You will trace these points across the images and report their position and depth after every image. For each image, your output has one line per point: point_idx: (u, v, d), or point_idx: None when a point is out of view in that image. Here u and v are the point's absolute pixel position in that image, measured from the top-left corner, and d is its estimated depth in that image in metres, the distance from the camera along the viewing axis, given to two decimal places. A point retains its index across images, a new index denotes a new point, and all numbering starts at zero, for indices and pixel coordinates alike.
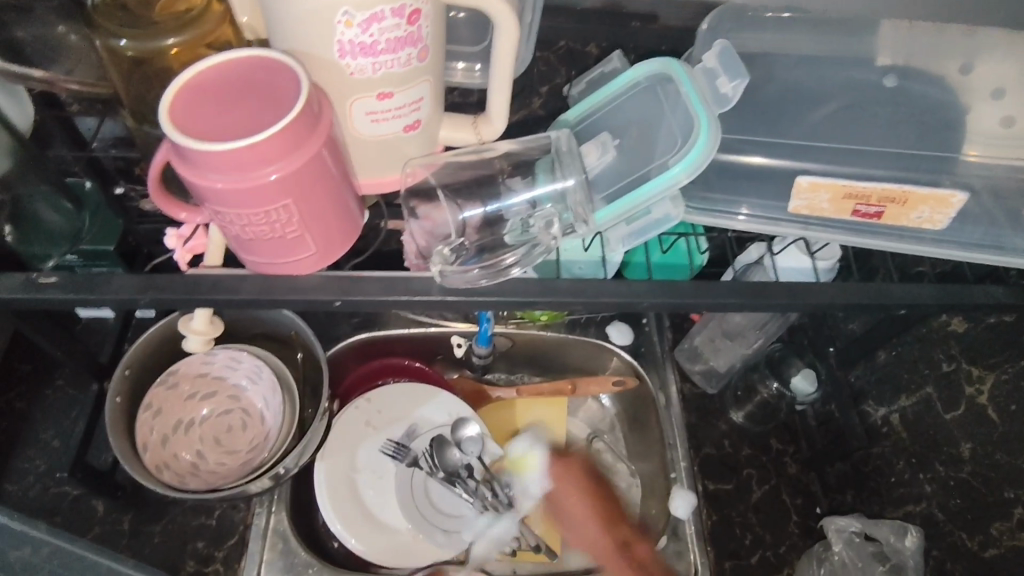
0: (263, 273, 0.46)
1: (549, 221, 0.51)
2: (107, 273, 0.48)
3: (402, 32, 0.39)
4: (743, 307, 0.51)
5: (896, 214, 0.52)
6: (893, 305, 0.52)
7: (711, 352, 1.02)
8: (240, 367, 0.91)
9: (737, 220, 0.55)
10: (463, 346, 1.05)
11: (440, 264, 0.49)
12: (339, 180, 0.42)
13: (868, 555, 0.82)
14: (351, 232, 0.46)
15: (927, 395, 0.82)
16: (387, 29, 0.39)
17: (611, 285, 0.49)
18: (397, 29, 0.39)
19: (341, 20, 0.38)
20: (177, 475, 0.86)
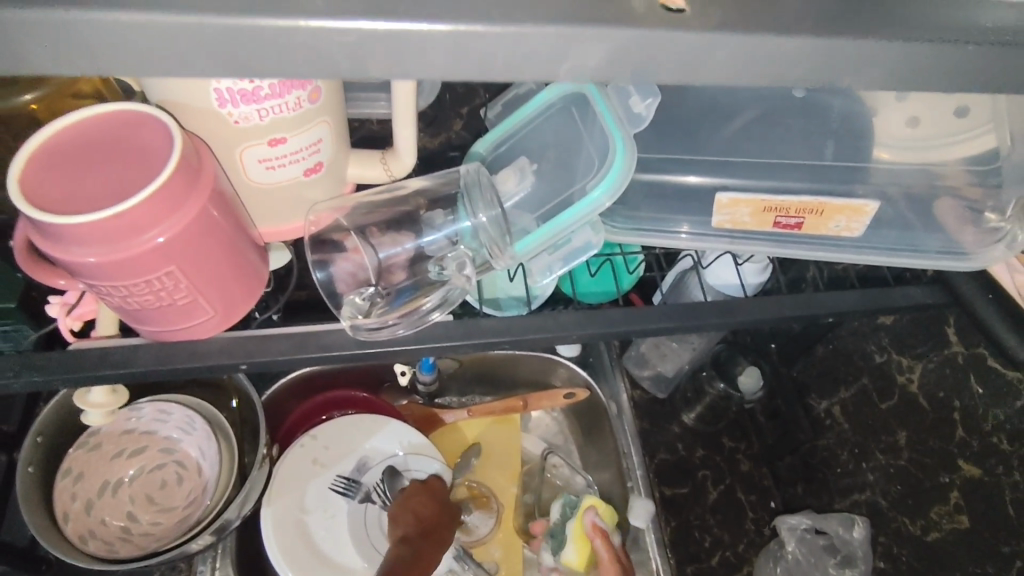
0: (160, 340, 0.42)
1: (461, 263, 0.49)
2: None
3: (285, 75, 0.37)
4: (672, 331, 0.50)
5: (815, 224, 0.52)
6: (820, 315, 0.53)
7: (658, 359, 1.03)
8: (171, 418, 0.86)
9: (679, 239, 0.54)
10: (406, 374, 1.03)
11: (351, 316, 0.46)
12: (231, 236, 0.39)
13: (820, 549, 0.83)
14: (253, 286, 0.43)
15: (864, 386, 0.84)
16: None
17: (536, 321, 0.48)
18: None
19: None
20: (104, 542, 0.80)
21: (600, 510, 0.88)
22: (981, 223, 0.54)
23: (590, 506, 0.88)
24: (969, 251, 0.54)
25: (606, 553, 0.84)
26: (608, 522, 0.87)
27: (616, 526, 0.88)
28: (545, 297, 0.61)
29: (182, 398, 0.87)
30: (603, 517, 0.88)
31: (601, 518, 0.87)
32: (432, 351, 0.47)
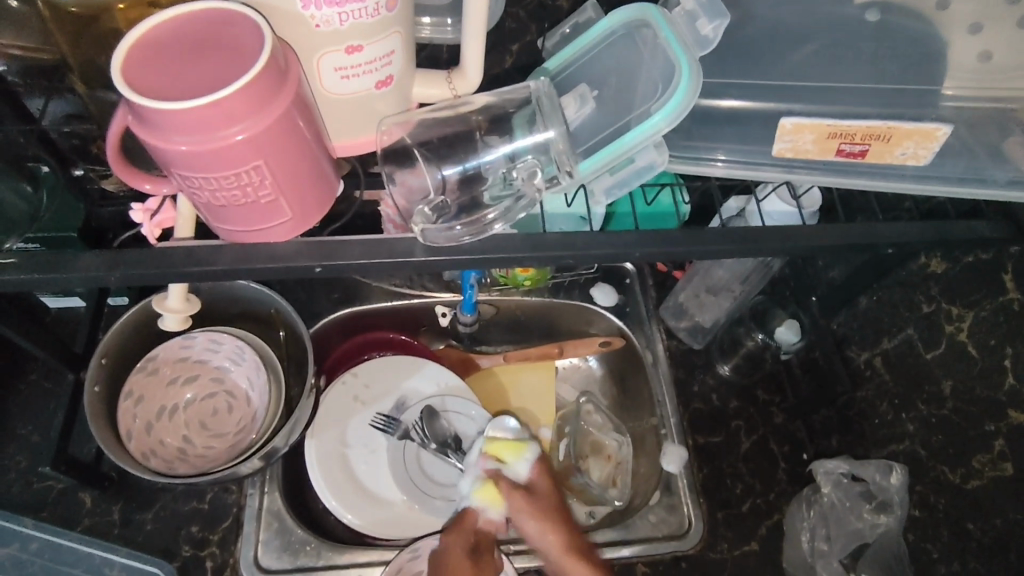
0: (237, 242, 0.44)
1: (533, 172, 0.49)
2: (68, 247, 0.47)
3: None
4: (731, 254, 0.50)
5: (880, 152, 0.51)
6: (880, 245, 0.53)
7: (697, 308, 1.04)
8: (222, 349, 0.89)
9: (715, 166, 0.55)
10: (448, 315, 1.06)
11: (422, 223, 0.47)
12: (312, 138, 0.40)
13: (857, 494, 0.85)
14: (328, 195, 0.44)
15: (908, 336, 0.83)
16: None
17: (597, 238, 0.48)
18: None
19: None
20: (165, 461, 0.85)
21: (487, 450, 0.76)
22: None
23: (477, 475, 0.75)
24: None
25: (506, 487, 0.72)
26: (495, 457, 0.75)
27: (511, 456, 0.75)
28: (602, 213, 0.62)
29: (232, 330, 0.90)
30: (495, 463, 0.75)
31: (489, 457, 0.76)
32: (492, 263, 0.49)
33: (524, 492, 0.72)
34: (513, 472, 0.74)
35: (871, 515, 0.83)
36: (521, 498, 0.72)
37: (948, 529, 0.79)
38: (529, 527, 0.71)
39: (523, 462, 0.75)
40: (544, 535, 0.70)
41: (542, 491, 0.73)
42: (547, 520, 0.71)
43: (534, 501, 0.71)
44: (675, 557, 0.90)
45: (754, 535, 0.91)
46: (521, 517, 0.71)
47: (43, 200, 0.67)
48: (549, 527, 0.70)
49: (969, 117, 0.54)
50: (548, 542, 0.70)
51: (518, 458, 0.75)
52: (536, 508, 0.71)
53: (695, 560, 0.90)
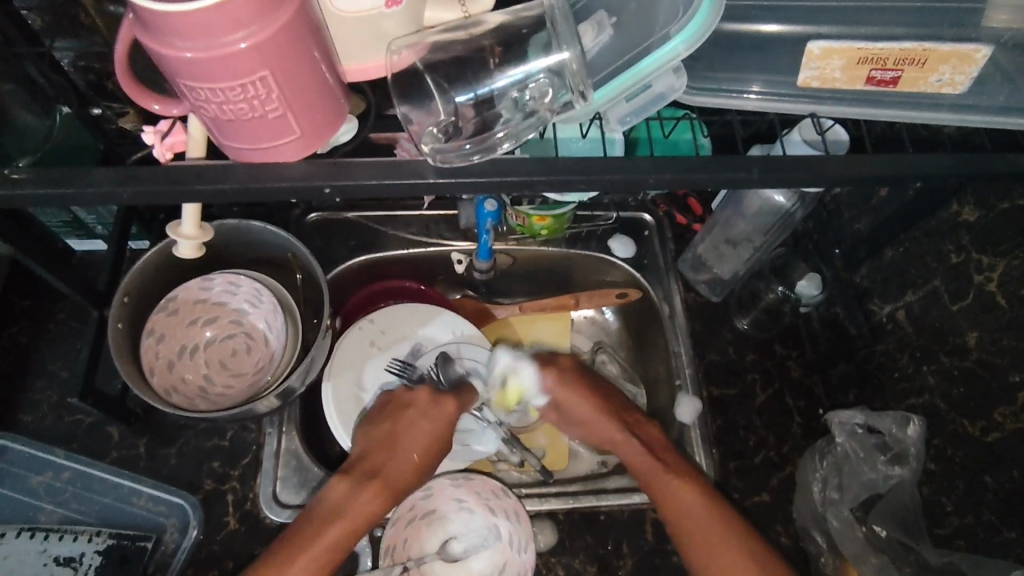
0: (244, 160, 0.44)
1: (543, 93, 0.48)
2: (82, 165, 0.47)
3: None
4: (751, 184, 0.49)
5: (914, 78, 0.49)
6: (909, 177, 0.51)
7: (715, 260, 1.03)
8: (240, 291, 0.91)
9: (749, 99, 0.53)
10: (463, 262, 1.06)
11: (432, 143, 0.47)
12: (319, 52, 0.39)
13: (872, 446, 0.83)
14: (338, 114, 0.44)
15: (935, 287, 0.81)
16: None
17: (613, 163, 0.47)
18: None
19: None
20: (186, 397, 0.87)
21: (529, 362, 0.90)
22: None
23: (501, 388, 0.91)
24: None
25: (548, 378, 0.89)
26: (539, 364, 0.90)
27: (563, 354, 0.92)
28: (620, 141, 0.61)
29: (250, 273, 0.92)
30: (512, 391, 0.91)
31: (533, 364, 0.90)
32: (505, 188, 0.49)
33: (590, 390, 0.88)
34: (553, 372, 0.91)
35: (885, 466, 0.81)
36: (568, 375, 0.89)
37: (964, 482, 0.80)
38: (569, 403, 0.88)
39: (573, 356, 0.91)
40: (585, 406, 0.87)
41: (589, 371, 0.91)
42: (589, 393, 0.88)
43: (582, 378, 0.89)
44: None
45: (766, 486, 0.91)
46: (566, 395, 0.88)
47: (55, 125, 0.68)
48: (593, 402, 0.87)
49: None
50: (634, 450, 0.83)
51: (568, 359, 0.91)
52: (601, 406, 0.87)
53: None
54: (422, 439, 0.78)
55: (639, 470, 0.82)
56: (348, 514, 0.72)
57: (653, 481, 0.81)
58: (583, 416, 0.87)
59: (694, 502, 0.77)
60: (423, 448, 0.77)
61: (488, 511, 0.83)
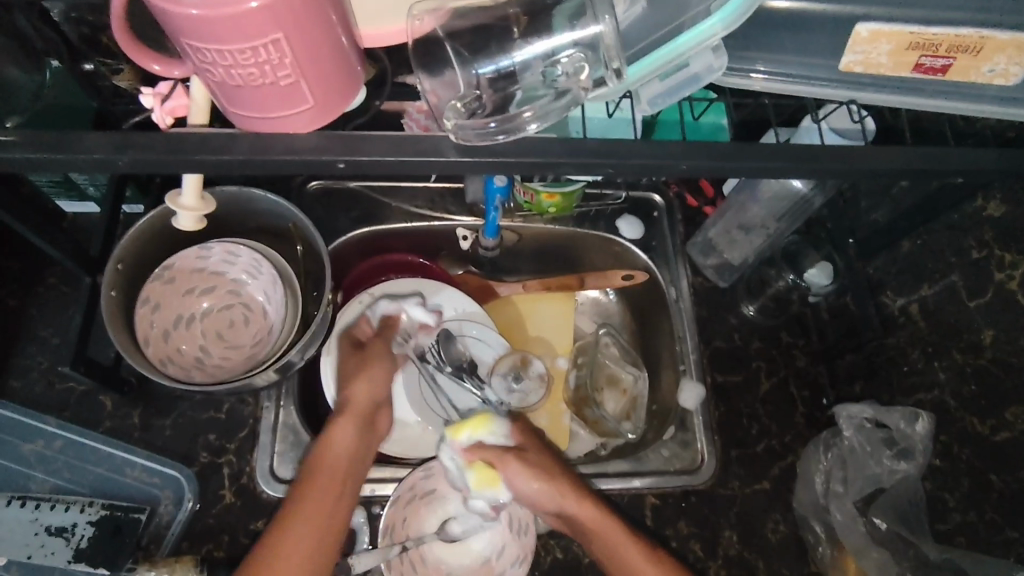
0: (251, 129, 0.41)
1: (578, 67, 0.44)
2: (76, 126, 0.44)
3: None
4: (787, 173, 0.47)
5: (965, 66, 0.46)
6: (949, 172, 0.49)
7: (726, 245, 1.01)
8: (239, 261, 0.88)
9: (753, 79, 0.51)
10: (468, 239, 1.04)
11: (455, 118, 0.44)
12: (335, 12, 0.36)
13: (879, 441, 0.82)
14: (352, 82, 0.41)
15: (953, 282, 0.80)
16: None
17: (643, 147, 0.45)
18: None
19: None
20: (182, 367, 0.85)
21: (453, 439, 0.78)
22: None
23: (388, 354, 0.82)
24: None
25: (491, 453, 0.77)
26: (462, 438, 0.78)
27: (484, 428, 0.79)
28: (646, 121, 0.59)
29: (250, 243, 0.89)
30: (472, 438, 0.79)
31: (460, 441, 0.78)
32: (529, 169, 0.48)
33: (515, 453, 0.77)
34: (490, 444, 0.78)
35: (890, 461, 0.80)
36: (505, 454, 0.76)
37: (969, 480, 0.80)
38: (521, 484, 0.75)
39: (498, 428, 0.79)
40: (540, 483, 0.75)
41: (530, 446, 0.79)
42: (541, 474, 0.76)
43: (524, 456, 0.77)
44: (686, 491, 0.90)
45: (767, 475, 0.91)
46: (517, 480, 0.76)
47: (44, 82, 0.67)
48: (539, 475, 0.76)
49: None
50: (544, 493, 0.76)
51: (494, 426, 0.79)
52: (522, 463, 0.76)
53: (706, 494, 0.90)
54: (368, 377, 0.78)
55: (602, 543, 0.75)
56: (341, 454, 0.74)
57: (580, 513, 0.76)
58: (546, 498, 0.76)
59: (637, 554, 0.73)
60: (375, 383, 0.78)
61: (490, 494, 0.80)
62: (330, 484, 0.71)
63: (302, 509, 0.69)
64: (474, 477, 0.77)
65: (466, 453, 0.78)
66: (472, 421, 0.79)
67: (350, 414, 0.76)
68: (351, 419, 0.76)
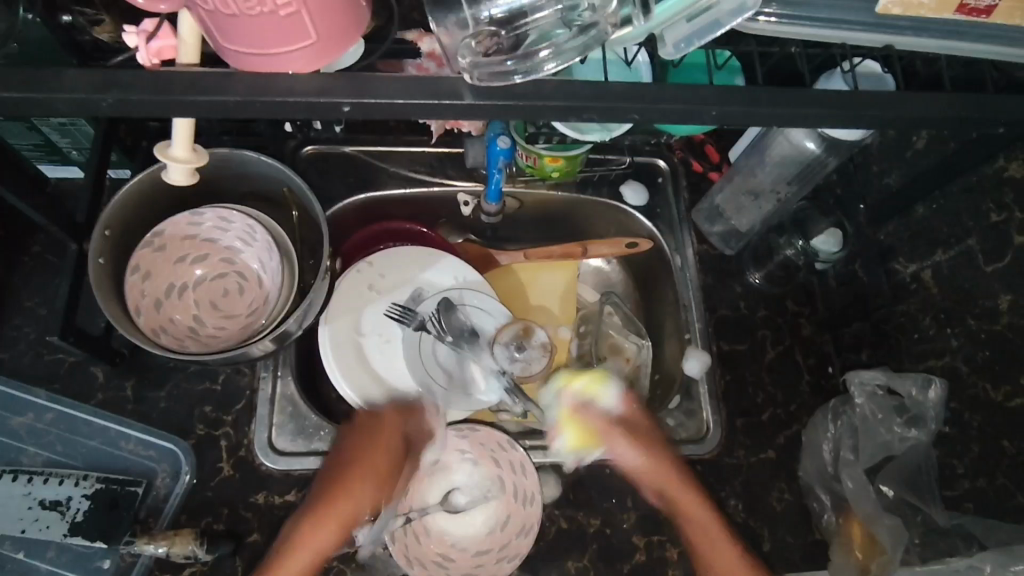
0: (250, 69, 0.40)
1: (607, 0, 0.41)
2: (55, 69, 0.41)
3: None
4: (818, 122, 0.45)
5: (1010, 9, 0.44)
6: (988, 121, 0.47)
7: (734, 211, 0.98)
8: (232, 227, 0.85)
9: (755, 24, 0.48)
10: (470, 204, 1.00)
11: (471, 57, 0.41)
12: None
13: (889, 407, 0.80)
14: (356, 22, 0.40)
15: (969, 247, 0.77)
16: None
17: (671, 91, 0.43)
18: None
19: None
20: (176, 338, 0.82)
21: (564, 387, 0.88)
22: None
23: (407, 418, 0.84)
24: None
25: (596, 420, 0.85)
26: (586, 397, 0.87)
27: (600, 391, 0.87)
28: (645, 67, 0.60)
29: (243, 209, 0.86)
30: (581, 392, 0.87)
31: (573, 396, 0.87)
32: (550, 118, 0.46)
33: (621, 424, 0.84)
34: (604, 403, 0.86)
35: (901, 429, 0.78)
36: (619, 425, 0.84)
37: (979, 446, 0.78)
38: (613, 446, 0.84)
39: (609, 394, 0.87)
40: (655, 471, 0.82)
41: (638, 420, 0.85)
42: (652, 456, 0.82)
43: (624, 425, 0.84)
44: (691, 460, 0.89)
45: (772, 444, 0.90)
46: (625, 451, 0.83)
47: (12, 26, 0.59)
48: (668, 475, 0.81)
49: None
50: (668, 486, 0.81)
51: (605, 392, 0.87)
52: (630, 433, 0.83)
53: (711, 463, 0.89)
54: (354, 428, 0.80)
55: (691, 523, 0.79)
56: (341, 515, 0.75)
57: (688, 517, 0.79)
58: (652, 478, 0.82)
59: (704, 518, 0.79)
60: (366, 441, 0.79)
61: (493, 463, 0.84)
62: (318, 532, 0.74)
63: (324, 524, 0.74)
64: (569, 435, 0.86)
65: (572, 400, 0.87)
66: (584, 379, 0.88)
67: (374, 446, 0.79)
68: (374, 472, 0.77)
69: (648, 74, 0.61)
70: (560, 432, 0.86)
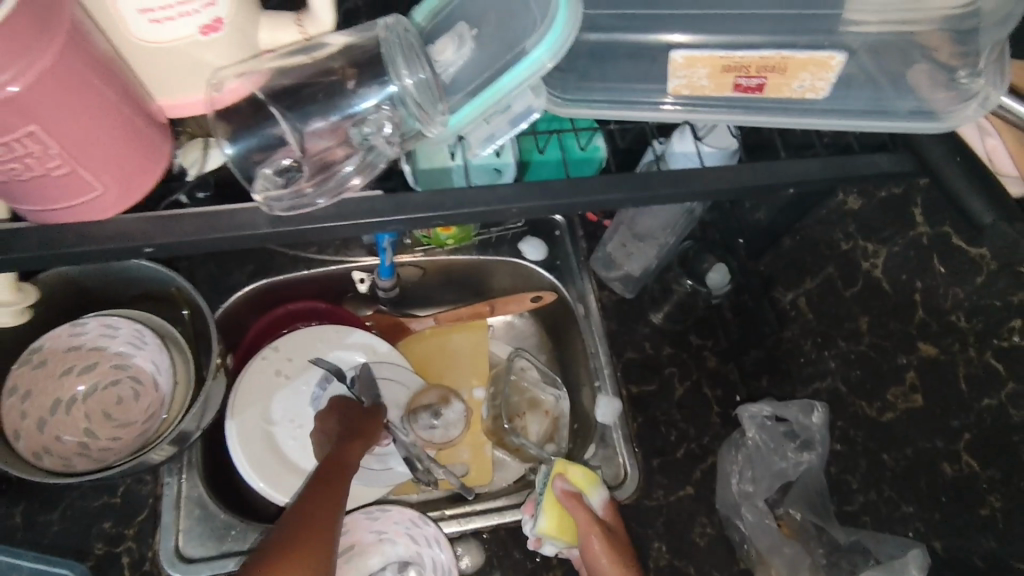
0: (45, 222, 0.43)
1: (381, 126, 0.46)
2: None
3: None
4: (624, 203, 0.51)
5: (778, 84, 0.50)
6: (781, 184, 0.53)
7: (624, 258, 1.02)
8: (119, 334, 0.84)
9: (665, 109, 0.52)
10: (365, 282, 1.01)
11: (266, 189, 0.46)
12: (111, 101, 0.38)
13: (780, 435, 0.87)
14: (154, 165, 0.43)
15: (829, 275, 0.83)
16: None
17: (473, 195, 0.48)
18: None
19: None
20: (62, 458, 0.79)
21: (564, 475, 0.82)
22: (951, 83, 0.52)
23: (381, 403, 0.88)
24: (936, 110, 0.52)
25: (583, 516, 0.79)
26: (579, 487, 0.82)
27: (590, 487, 0.82)
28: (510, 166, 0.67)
29: (129, 314, 0.85)
30: (576, 482, 0.82)
31: (569, 484, 0.81)
32: (378, 225, 0.47)
33: (602, 527, 0.80)
34: (591, 504, 0.82)
35: (795, 454, 0.85)
36: (597, 526, 0.79)
37: (865, 460, 0.80)
38: (591, 547, 0.79)
39: (599, 494, 0.82)
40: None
41: (615, 528, 0.81)
42: (617, 559, 0.78)
43: (608, 534, 0.80)
44: None
45: (688, 479, 0.92)
46: (594, 550, 0.79)
47: None
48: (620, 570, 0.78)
49: (906, 37, 0.51)
50: None
51: (597, 490, 0.83)
52: (606, 542, 0.79)
53: (631, 508, 0.90)
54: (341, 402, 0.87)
55: None
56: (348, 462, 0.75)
57: None
58: None
59: None
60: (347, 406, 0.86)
61: (409, 540, 0.82)
62: (338, 473, 0.72)
63: (302, 562, 0.60)
64: (546, 523, 0.80)
65: (568, 490, 0.81)
66: (587, 475, 0.82)
67: (366, 430, 0.81)
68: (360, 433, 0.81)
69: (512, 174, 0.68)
70: (541, 514, 0.81)
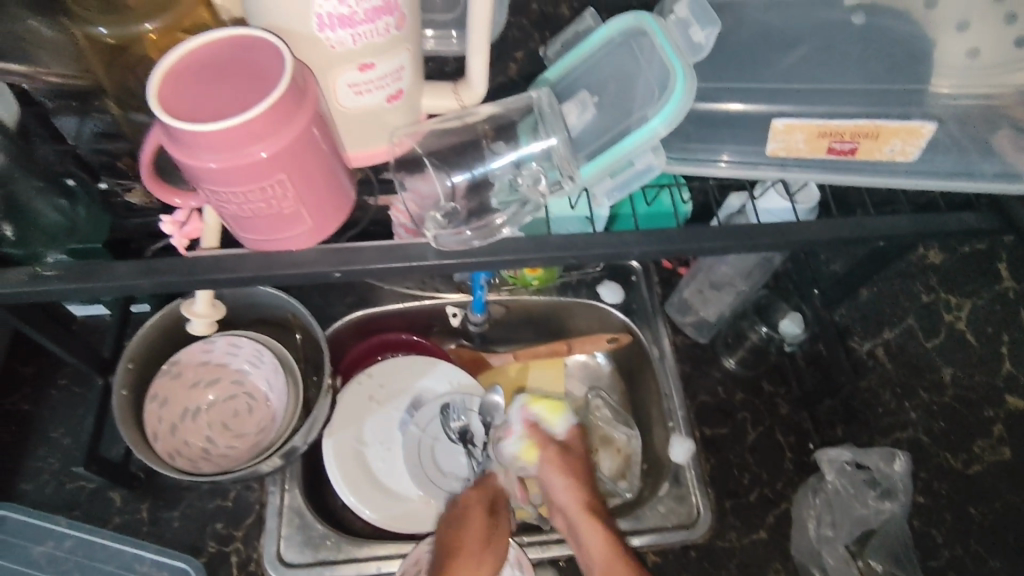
0: (261, 249, 0.52)
1: (536, 178, 0.55)
2: (101, 262, 0.54)
3: (378, 28, 0.44)
4: (728, 249, 0.57)
5: (869, 149, 0.56)
6: (872, 237, 0.58)
7: (700, 303, 1.06)
8: (241, 352, 0.93)
9: (721, 165, 0.59)
10: (458, 316, 1.09)
11: (434, 229, 0.54)
12: (330, 155, 0.47)
13: (860, 481, 0.88)
14: (344, 206, 0.52)
15: (909, 326, 0.85)
16: (368, 31, 0.44)
17: (600, 239, 0.55)
18: (374, 29, 0.44)
19: (324, 34, 0.44)
20: (190, 460, 0.89)
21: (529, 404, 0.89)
22: None
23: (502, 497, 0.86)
24: (1018, 171, 0.57)
25: (541, 436, 0.86)
26: (539, 413, 0.89)
27: (553, 416, 0.89)
28: (603, 215, 0.70)
29: (252, 335, 0.94)
30: (539, 414, 0.89)
31: (531, 410, 0.89)
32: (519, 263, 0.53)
33: (562, 448, 0.85)
34: (552, 429, 0.88)
35: (875, 501, 0.86)
36: (554, 450, 0.84)
37: (950, 514, 0.81)
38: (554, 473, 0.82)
39: (562, 422, 0.89)
40: (569, 490, 0.81)
41: (577, 451, 0.86)
42: (570, 474, 0.82)
43: (566, 455, 0.84)
44: (685, 546, 0.92)
45: (762, 524, 0.94)
46: (550, 473, 0.83)
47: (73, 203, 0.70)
48: (571, 483, 0.82)
49: (988, 107, 0.58)
50: (569, 497, 0.81)
51: (560, 419, 0.89)
52: (563, 460, 0.83)
53: (704, 547, 0.92)
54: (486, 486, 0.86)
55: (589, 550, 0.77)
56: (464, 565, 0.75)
57: (583, 530, 0.78)
58: (562, 498, 0.82)
59: (598, 533, 0.77)
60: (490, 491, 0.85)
61: None
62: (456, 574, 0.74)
63: None
64: (523, 448, 0.85)
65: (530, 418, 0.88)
66: (549, 403, 0.90)
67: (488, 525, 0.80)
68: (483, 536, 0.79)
69: (601, 225, 0.72)
70: (512, 441, 0.86)
